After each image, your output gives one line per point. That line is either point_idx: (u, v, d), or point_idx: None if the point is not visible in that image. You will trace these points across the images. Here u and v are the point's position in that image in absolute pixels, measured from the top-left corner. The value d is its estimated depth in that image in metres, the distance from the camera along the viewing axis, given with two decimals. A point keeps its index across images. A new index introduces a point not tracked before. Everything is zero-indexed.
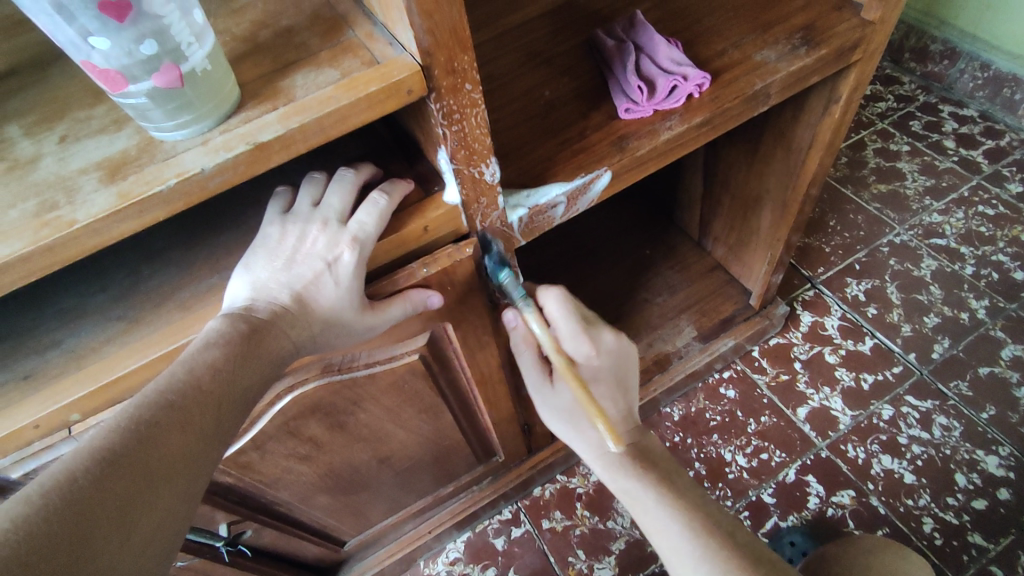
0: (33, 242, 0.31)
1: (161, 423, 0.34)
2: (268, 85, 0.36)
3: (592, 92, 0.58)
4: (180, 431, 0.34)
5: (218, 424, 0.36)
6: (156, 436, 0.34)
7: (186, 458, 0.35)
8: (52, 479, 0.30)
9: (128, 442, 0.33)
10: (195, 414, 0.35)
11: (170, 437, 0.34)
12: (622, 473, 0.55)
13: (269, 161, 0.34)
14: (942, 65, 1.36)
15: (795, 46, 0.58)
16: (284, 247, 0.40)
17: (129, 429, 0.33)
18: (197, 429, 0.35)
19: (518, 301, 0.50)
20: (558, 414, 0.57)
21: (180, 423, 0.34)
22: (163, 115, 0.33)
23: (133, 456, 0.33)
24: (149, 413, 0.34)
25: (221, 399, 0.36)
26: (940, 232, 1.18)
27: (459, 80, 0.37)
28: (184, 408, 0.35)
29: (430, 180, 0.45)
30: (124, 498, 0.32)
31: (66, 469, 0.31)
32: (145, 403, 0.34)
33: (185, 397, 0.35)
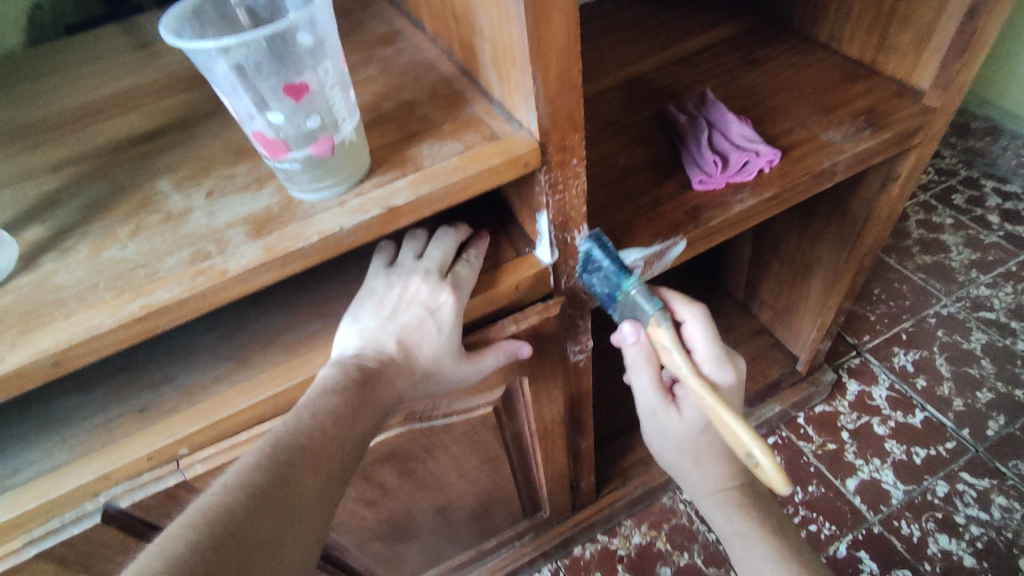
0: (190, 288, 0.34)
1: (296, 464, 0.35)
2: (395, 153, 0.40)
3: (665, 163, 0.61)
4: (312, 472, 0.36)
5: (342, 465, 0.37)
6: (292, 477, 0.35)
7: (317, 497, 0.36)
8: (206, 517, 0.32)
9: (269, 480, 0.34)
10: (323, 456, 0.36)
11: (305, 478, 0.35)
12: (734, 513, 0.56)
13: (397, 223, 0.38)
14: (984, 141, 1.38)
15: (860, 127, 0.61)
16: (390, 297, 0.43)
17: (269, 470, 0.34)
18: (326, 470, 0.36)
19: (651, 314, 0.45)
20: (677, 444, 0.54)
21: (312, 464, 0.36)
22: (308, 179, 0.37)
23: (275, 495, 0.34)
24: (285, 454, 0.35)
25: (344, 441, 0.38)
26: (989, 306, 1.17)
27: (568, 155, 0.41)
28: (314, 450, 0.36)
29: (523, 242, 0.48)
30: (269, 535, 0.33)
31: (215, 506, 0.33)
32: (282, 446, 0.35)
33: (316, 438, 0.36)
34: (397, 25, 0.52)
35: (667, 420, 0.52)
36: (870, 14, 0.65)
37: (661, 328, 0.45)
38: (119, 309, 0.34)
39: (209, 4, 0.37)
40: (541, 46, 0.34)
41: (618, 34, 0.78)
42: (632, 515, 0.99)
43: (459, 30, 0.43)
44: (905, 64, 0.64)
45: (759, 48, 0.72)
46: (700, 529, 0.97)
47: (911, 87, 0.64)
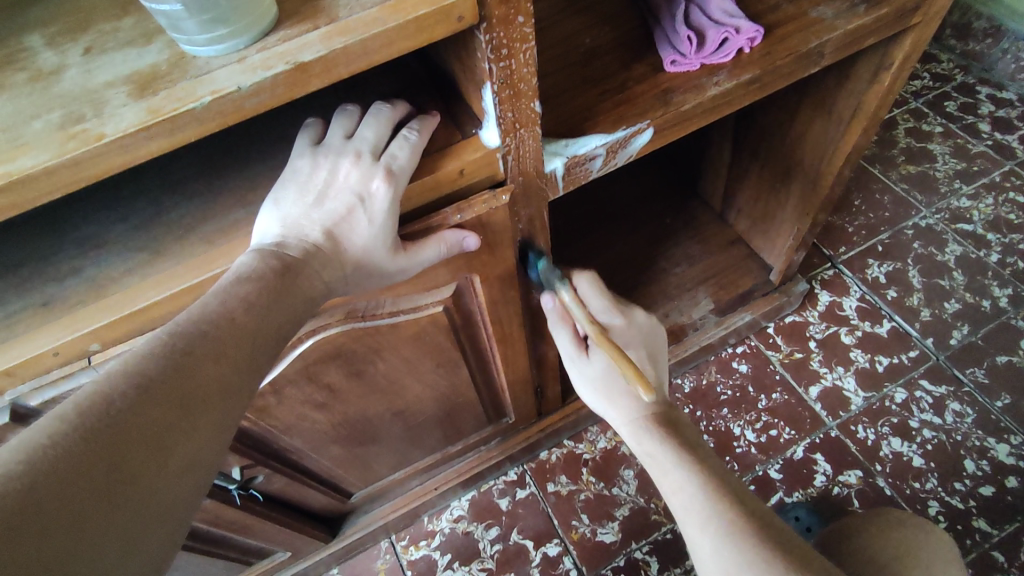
0: (59, 155, 0.29)
1: (195, 352, 0.33)
2: (308, 3, 0.34)
3: (636, 43, 0.55)
4: (214, 362, 0.33)
5: (251, 359, 0.35)
6: (189, 365, 0.32)
7: (220, 389, 0.33)
8: (84, 403, 0.29)
9: (163, 368, 0.32)
10: (228, 346, 0.34)
11: (205, 367, 0.33)
12: (648, 439, 0.52)
13: (309, 86, 0.32)
14: (984, 44, 1.31)
15: (854, 2, 0.55)
16: (315, 181, 0.38)
17: (162, 357, 0.32)
18: (230, 361, 0.34)
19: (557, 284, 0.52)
20: (592, 387, 0.56)
21: (214, 353, 0.33)
22: (197, 26, 0.31)
23: (168, 383, 0.32)
24: (183, 342, 0.33)
25: (253, 333, 0.35)
26: (968, 217, 1.15)
27: (511, 11, 0.35)
28: (218, 340, 0.34)
29: (468, 121, 0.43)
30: (158, 423, 0.31)
31: (97, 394, 0.30)
32: (179, 332, 0.33)
33: (220, 327, 0.34)
34: None
35: (579, 363, 0.56)
36: None
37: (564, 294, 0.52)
38: None
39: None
40: None
41: None
42: (598, 422, 1.00)
43: None
44: None
45: None
46: None
47: None
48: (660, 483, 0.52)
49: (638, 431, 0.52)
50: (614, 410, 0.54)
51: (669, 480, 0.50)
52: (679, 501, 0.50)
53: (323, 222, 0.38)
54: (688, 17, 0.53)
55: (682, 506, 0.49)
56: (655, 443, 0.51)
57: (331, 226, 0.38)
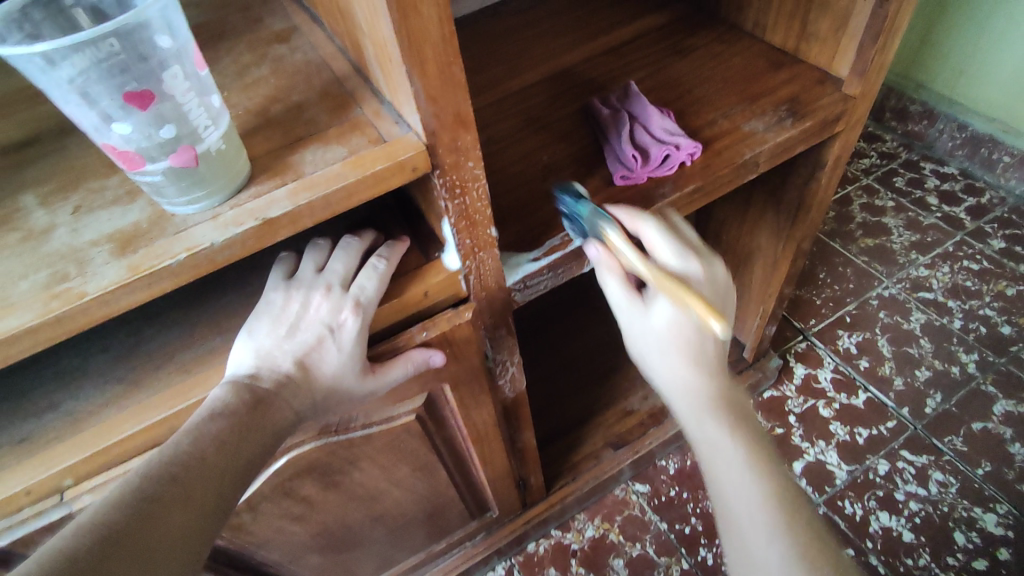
0: (42, 314, 0.32)
1: (163, 497, 0.34)
2: (277, 160, 0.38)
3: (588, 159, 0.60)
4: (182, 507, 0.35)
5: (217, 497, 0.36)
6: (157, 511, 0.34)
7: (186, 533, 0.34)
8: (48, 560, 0.30)
9: (129, 517, 0.33)
10: (195, 488, 0.35)
11: (173, 513, 0.34)
12: (713, 418, 0.48)
13: (277, 236, 0.36)
14: (922, 125, 1.42)
15: (781, 117, 0.61)
16: (288, 313, 0.40)
17: (131, 504, 0.33)
18: (197, 505, 0.35)
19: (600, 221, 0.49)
20: (647, 341, 0.49)
21: (181, 498, 0.35)
22: (177, 191, 0.35)
23: (135, 531, 0.33)
24: (151, 488, 0.34)
25: (221, 472, 0.37)
26: (927, 286, 1.20)
27: (462, 157, 0.39)
28: (186, 483, 0.35)
29: (431, 245, 0.47)
30: (123, 573, 0.31)
31: (65, 547, 0.31)
32: (148, 478, 0.34)
33: (189, 469, 0.35)
34: (297, 22, 0.50)
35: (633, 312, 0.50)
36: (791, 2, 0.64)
37: (612, 233, 0.48)
38: None
39: (33, 5, 0.32)
40: (412, 42, 0.32)
41: (547, 26, 0.77)
42: (585, 509, 0.99)
43: (347, 26, 0.41)
44: (824, 53, 0.64)
45: (686, 37, 0.72)
46: (652, 519, 0.98)
47: (830, 76, 0.64)
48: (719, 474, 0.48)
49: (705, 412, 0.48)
50: (677, 374, 0.48)
51: (728, 467, 0.47)
52: (743, 500, 0.46)
53: (296, 350, 0.40)
54: (633, 135, 0.58)
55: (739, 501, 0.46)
56: (722, 432, 0.48)
57: (303, 352, 0.40)
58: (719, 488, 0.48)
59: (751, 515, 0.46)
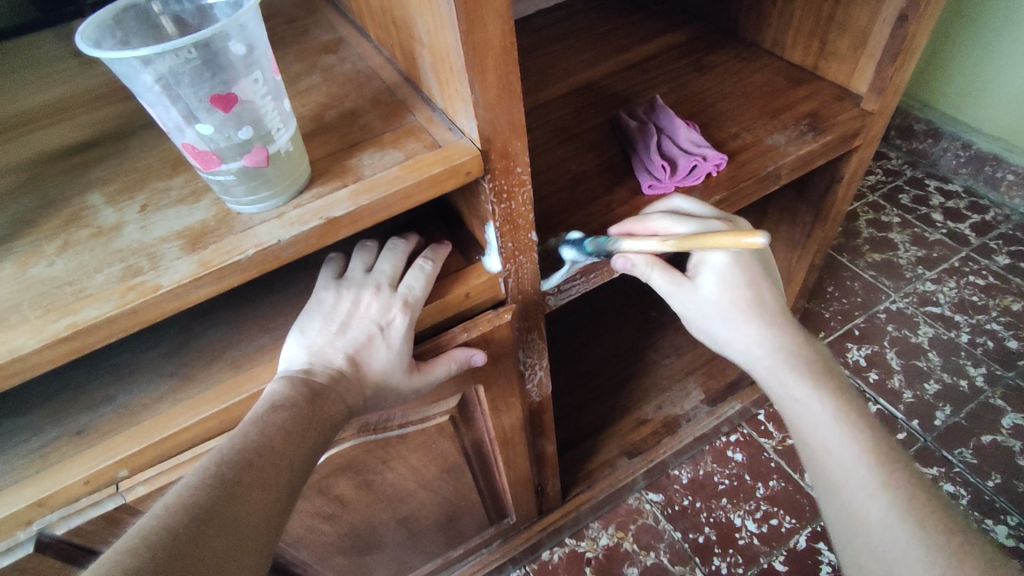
0: (120, 305, 0.33)
1: (243, 482, 0.35)
2: (336, 163, 0.40)
3: (616, 168, 0.62)
4: (260, 490, 0.36)
5: (291, 481, 0.38)
6: (238, 495, 0.35)
7: (265, 515, 0.36)
8: (144, 542, 0.31)
9: (214, 499, 0.34)
10: (271, 473, 0.36)
11: (254, 496, 0.35)
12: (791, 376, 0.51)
13: (338, 235, 0.37)
14: (926, 143, 1.45)
15: (802, 132, 0.63)
16: (339, 311, 0.42)
17: (214, 488, 0.34)
18: (274, 488, 0.36)
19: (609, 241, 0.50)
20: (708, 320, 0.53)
21: (260, 481, 0.36)
22: (245, 191, 0.36)
23: (220, 513, 0.34)
24: (231, 473, 0.35)
25: (292, 458, 0.38)
26: (934, 300, 1.22)
27: (511, 163, 0.41)
28: (262, 467, 0.36)
29: (472, 249, 0.48)
30: (215, 553, 0.32)
31: (158, 531, 0.32)
32: (227, 462, 0.35)
33: (265, 455, 0.36)
34: (343, 33, 0.52)
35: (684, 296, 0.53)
36: (810, 21, 0.67)
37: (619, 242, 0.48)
38: (43, 328, 0.33)
39: (129, 13, 0.35)
40: (476, 53, 0.34)
41: (571, 42, 0.80)
42: (599, 517, 1.00)
43: (401, 38, 0.43)
44: (842, 71, 0.66)
45: (706, 55, 0.75)
46: (666, 528, 0.98)
47: (849, 92, 0.67)
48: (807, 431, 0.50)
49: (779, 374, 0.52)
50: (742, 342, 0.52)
51: (840, 458, 0.48)
52: (839, 449, 0.48)
53: (345, 348, 0.41)
54: (660, 146, 0.60)
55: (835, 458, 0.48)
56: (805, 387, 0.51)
57: (350, 349, 0.41)
58: (817, 456, 0.49)
59: (870, 507, 0.45)
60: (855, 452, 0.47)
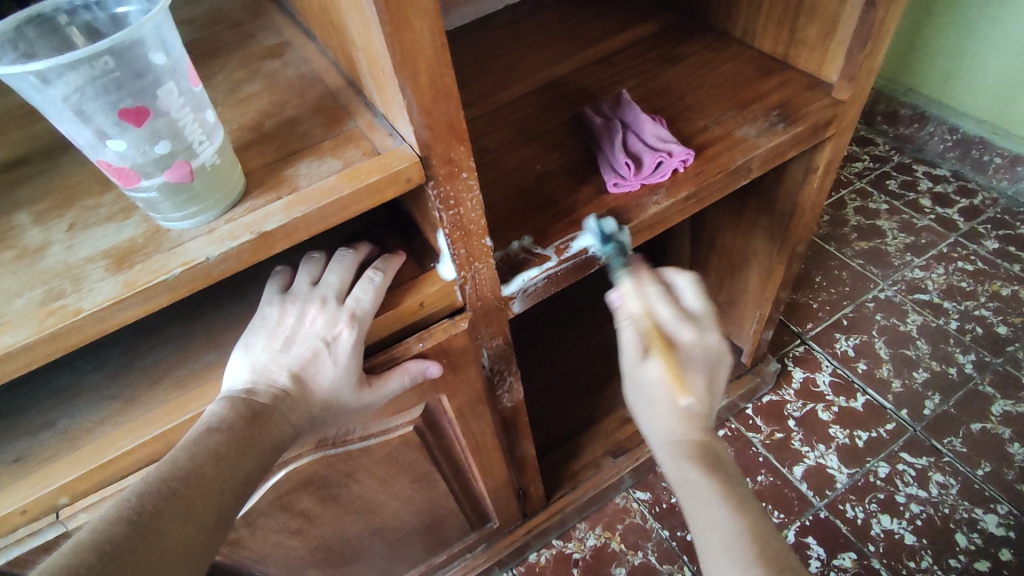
0: (38, 331, 0.32)
1: (163, 513, 0.34)
2: (273, 174, 0.38)
3: (582, 167, 0.60)
4: (182, 522, 0.35)
5: (218, 512, 0.37)
6: (157, 527, 0.34)
7: (184, 550, 0.35)
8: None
9: (131, 531, 0.33)
10: (195, 504, 0.35)
11: (174, 529, 0.34)
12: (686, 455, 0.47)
13: (273, 249, 0.36)
14: (912, 128, 1.43)
15: (772, 122, 0.61)
16: (283, 328, 0.40)
17: (131, 519, 0.33)
18: (198, 520, 0.36)
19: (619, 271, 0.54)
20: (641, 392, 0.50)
21: (183, 513, 0.35)
22: (172, 207, 0.35)
23: (135, 546, 0.33)
24: (151, 502, 0.34)
25: (219, 487, 0.37)
26: (923, 288, 1.21)
27: (455, 168, 0.39)
28: (187, 498, 0.35)
29: (427, 256, 0.47)
30: None
31: (64, 565, 0.31)
32: (148, 491, 0.34)
33: (190, 484, 0.36)
34: (289, 37, 0.50)
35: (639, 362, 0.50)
36: (779, 8, 0.65)
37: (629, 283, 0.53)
38: None
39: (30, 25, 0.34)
40: (405, 56, 0.32)
41: (538, 39, 0.79)
42: (586, 518, 0.99)
43: (340, 42, 0.41)
44: (813, 58, 0.65)
45: (676, 46, 0.73)
46: (654, 526, 0.97)
47: (820, 81, 0.65)
48: (697, 532, 0.45)
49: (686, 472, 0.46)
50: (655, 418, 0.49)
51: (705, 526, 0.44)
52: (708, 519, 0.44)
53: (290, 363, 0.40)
54: (627, 143, 0.59)
55: (717, 567, 0.42)
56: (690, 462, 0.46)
57: (296, 363, 0.40)
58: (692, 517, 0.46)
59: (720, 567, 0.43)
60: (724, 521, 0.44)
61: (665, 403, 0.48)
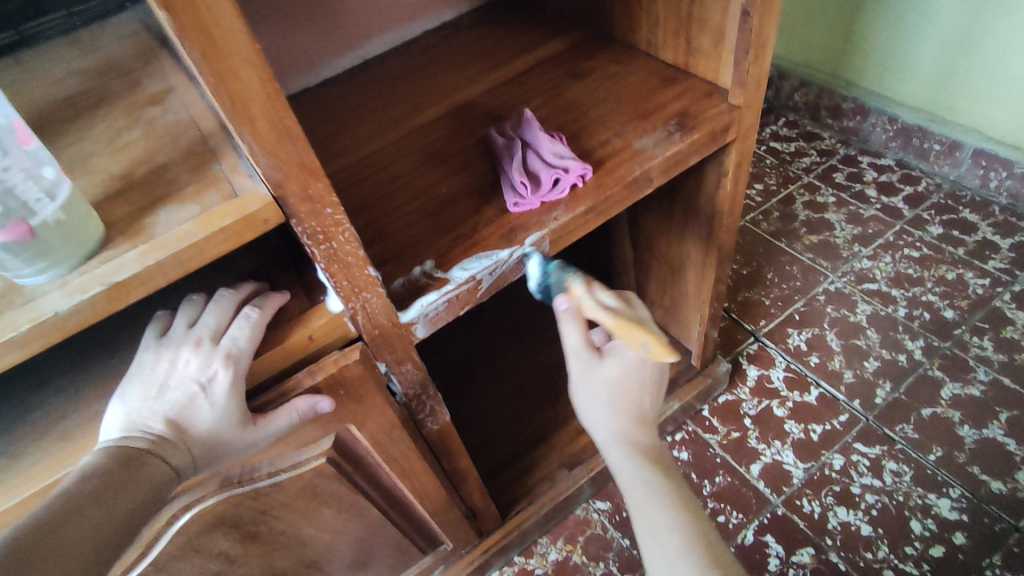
0: None
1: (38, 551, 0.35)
2: (134, 222, 0.38)
3: (485, 188, 0.61)
4: (59, 559, 0.36)
5: (98, 544, 0.37)
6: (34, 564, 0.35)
7: None
8: None
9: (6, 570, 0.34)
10: (73, 540, 0.36)
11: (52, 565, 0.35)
12: (639, 461, 0.53)
13: (130, 298, 0.36)
14: (855, 120, 1.46)
15: (671, 131, 0.62)
16: (158, 373, 0.41)
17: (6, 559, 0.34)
18: (77, 555, 0.36)
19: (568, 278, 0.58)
20: (594, 393, 0.56)
21: (60, 550, 0.36)
22: (21, 263, 0.35)
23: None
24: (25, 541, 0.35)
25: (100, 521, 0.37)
26: (871, 277, 1.22)
27: (318, 205, 0.40)
28: (64, 534, 0.36)
29: (317, 289, 0.48)
30: None
31: None
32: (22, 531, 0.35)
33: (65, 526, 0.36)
34: (174, 83, 0.51)
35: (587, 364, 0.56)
36: (673, 19, 0.67)
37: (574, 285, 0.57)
38: None
39: None
40: (236, 103, 0.33)
41: (452, 62, 0.80)
42: (547, 532, 0.99)
43: None
44: (709, 65, 0.66)
45: (583, 60, 0.74)
46: (614, 536, 0.97)
47: (717, 87, 0.66)
48: (640, 526, 0.53)
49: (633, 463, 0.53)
50: (608, 425, 0.55)
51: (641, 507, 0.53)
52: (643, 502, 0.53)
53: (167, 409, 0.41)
54: (525, 162, 0.59)
55: (657, 534, 0.52)
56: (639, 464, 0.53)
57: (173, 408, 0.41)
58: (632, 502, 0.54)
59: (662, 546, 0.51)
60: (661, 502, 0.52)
61: (620, 404, 0.55)
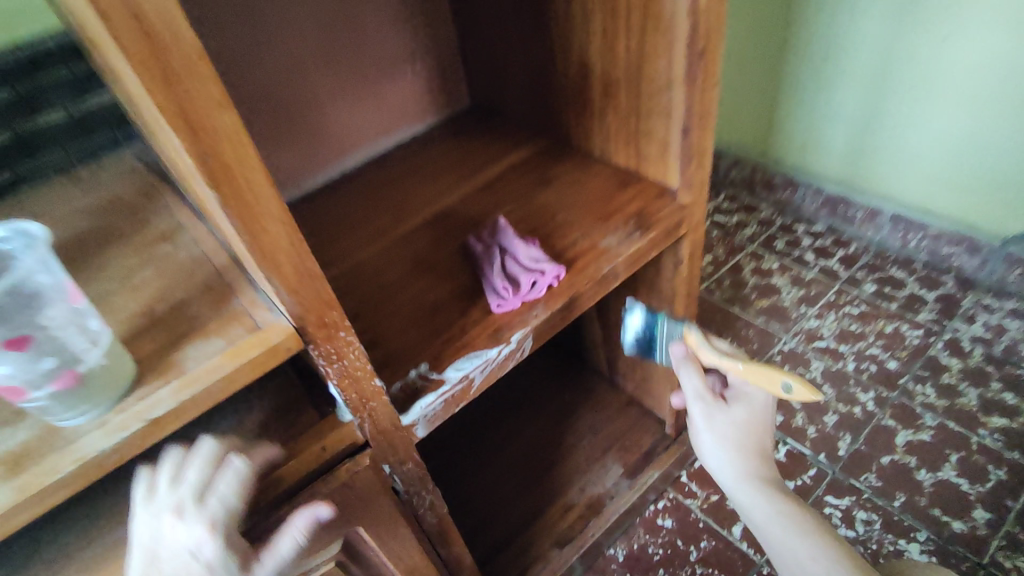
0: None
1: None
2: (163, 358, 0.42)
3: (470, 291, 0.67)
4: None
5: None
6: None
7: None
8: None
9: None
10: None
11: None
12: (770, 497, 0.61)
13: (163, 431, 0.39)
14: (787, 192, 1.61)
15: (630, 231, 0.70)
16: (150, 545, 0.42)
17: None
18: None
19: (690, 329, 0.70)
20: (721, 437, 0.64)
21: None
22: (65, 409, 0.38)
23: None
24: None
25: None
26: (820, 335, 1.32)
27: (332, 330, 0.44)
28: None
29: (327, 401, 0.52)
30: None
31: None
32: None
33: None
34: (181, 219, 0.56)
35: (717, 408, 0.66)
36: (623, 132, 0.76)
37: (694, 334, 0.69)
38: None
39: None
40: (266, 253, 0.38)
41: (427, 172, 0.88)
42: None
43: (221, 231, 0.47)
44: (658, 170, 0.75)
45: (547, 167, 0.83)
46: None
47: (667, 187, 0.75)
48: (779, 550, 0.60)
49: (762, 501, 0.62)
50: (737, 470, 0.63)
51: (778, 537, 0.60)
52: (775, 530, 0.61)
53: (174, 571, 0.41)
54: (505, 269, 0.66)
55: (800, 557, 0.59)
56: (768, 504, 0.61)
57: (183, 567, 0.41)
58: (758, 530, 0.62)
59: (791, 562, 0.60)
60: (795, 531, 0.60)
61: (747, 446, 0.64)
